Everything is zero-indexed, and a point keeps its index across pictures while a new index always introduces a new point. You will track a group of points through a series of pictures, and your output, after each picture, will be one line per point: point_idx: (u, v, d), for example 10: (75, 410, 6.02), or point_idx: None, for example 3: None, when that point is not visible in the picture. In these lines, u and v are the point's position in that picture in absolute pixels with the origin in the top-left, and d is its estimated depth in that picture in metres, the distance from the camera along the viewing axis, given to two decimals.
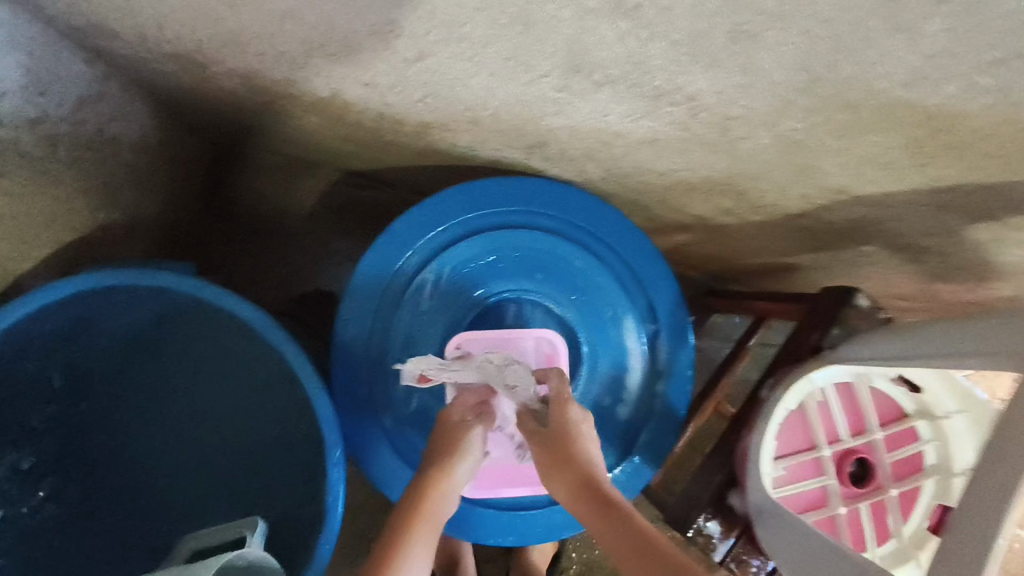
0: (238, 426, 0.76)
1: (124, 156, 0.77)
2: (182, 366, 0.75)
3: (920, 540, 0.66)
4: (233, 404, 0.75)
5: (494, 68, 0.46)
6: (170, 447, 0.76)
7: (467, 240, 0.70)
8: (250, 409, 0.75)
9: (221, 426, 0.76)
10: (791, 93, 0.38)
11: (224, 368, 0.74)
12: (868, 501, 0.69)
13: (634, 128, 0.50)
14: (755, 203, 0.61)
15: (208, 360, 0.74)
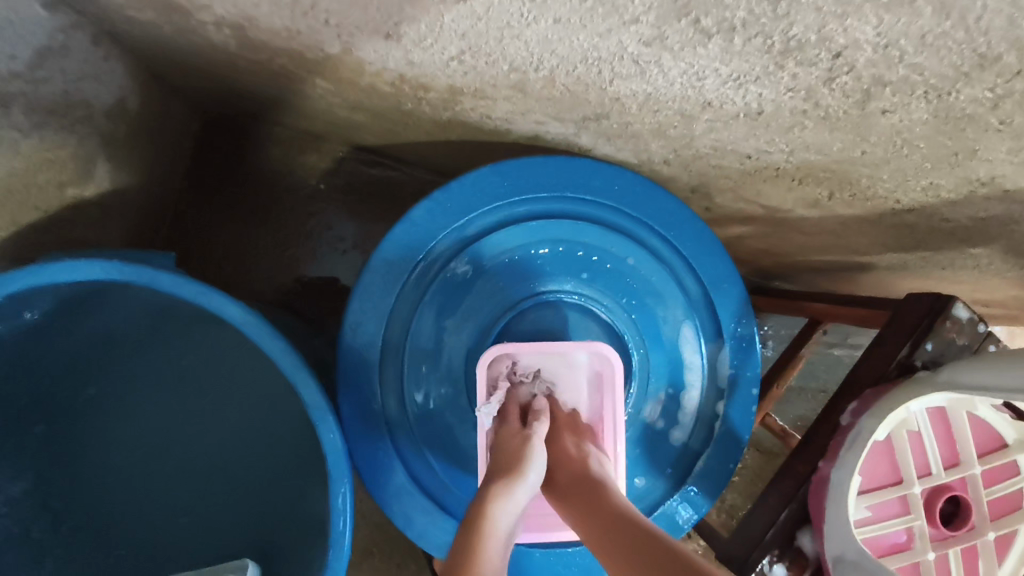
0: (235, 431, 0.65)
1: (99, 122, 0.65)
2: (171, 372, 0.65)
3: None
4: (233, 418, 0.65)
5: (562, 12, 0.35)
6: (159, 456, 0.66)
7: (499, 231, 0.59)
8: (253, 423, 0.65)
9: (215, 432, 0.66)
10: (1000, 45, 0.27)
11: (223, 371, 0.65)
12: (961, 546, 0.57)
13: (732, 97, 0.39)
14: (854, 194, 0.51)
15: (204, 362, 0.65)
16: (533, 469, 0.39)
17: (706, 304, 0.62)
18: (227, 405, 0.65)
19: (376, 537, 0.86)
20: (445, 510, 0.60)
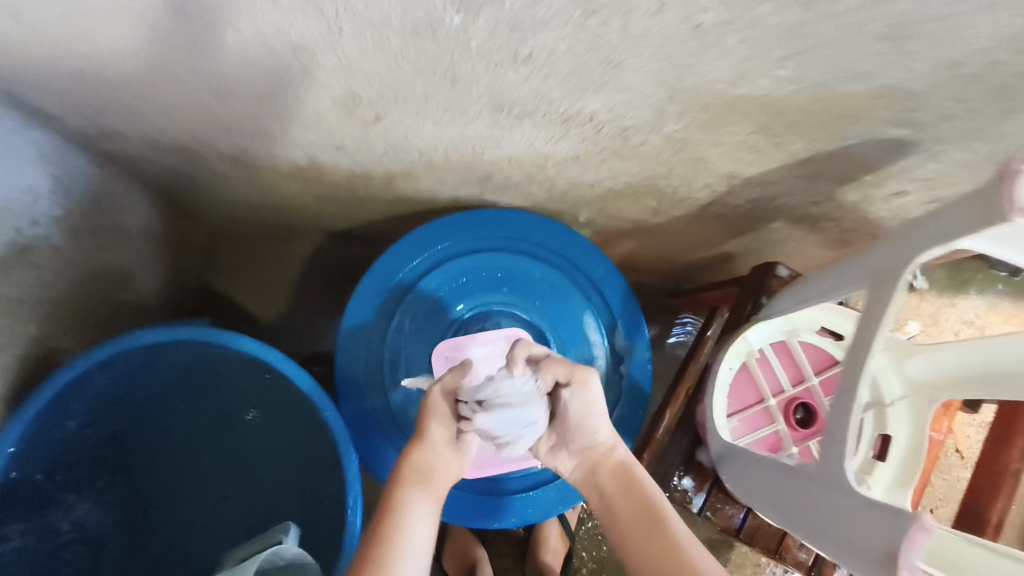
0: (256, 447, 0.83)
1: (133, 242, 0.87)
2: (209, 419, 0.83)
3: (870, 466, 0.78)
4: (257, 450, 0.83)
5: (437, 117, 0.58)
6: (198, 474, 0.84)
7: (439, 267, 0.81)
8: (273, 452, 0.82)
9: (241, 449, 0.84)
10: (661, 102, 0.50)
11: (246, 411, 0.82)
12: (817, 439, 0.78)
13: (558, 149, 0.62)
14: (673, 199, 0.74)
15: (234, 413, 0.82)
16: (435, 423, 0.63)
17: (601, 296, 0.84)
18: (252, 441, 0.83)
19: None
20: None
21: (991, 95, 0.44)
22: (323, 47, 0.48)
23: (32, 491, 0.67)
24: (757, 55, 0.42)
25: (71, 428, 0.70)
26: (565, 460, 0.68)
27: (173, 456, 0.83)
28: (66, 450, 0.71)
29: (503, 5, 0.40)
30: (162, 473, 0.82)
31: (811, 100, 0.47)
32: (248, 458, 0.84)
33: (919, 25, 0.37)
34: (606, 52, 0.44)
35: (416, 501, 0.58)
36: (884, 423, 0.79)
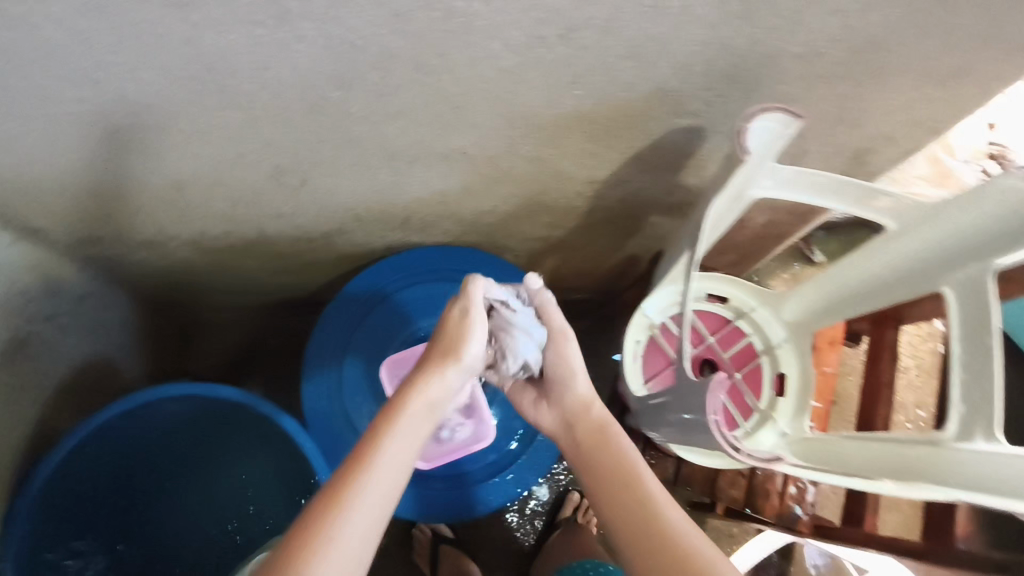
0: (256, 508, 0.87)
1: None
2: (203, 486, 0.88)
3: (772, 403, 0.91)
4: (242, 494, 0.88)
5: (350, 176, 0.74)
6: (200, 532, 0.87)
7: (381, 306, 0.96)
8: (262, 511, 0.87)
9: (243, 510, 0.88)
10: (507, 131, 0.67)
11: (253, 468, 0.88)
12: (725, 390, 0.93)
13: (451, 185, 0.79)
14: (561, 212, 0.90)
15: (217, 461, 0.88)
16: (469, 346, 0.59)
17: None
18: (245, 502, 0.88)
19: None
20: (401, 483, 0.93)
21: (728, 82, 0.62)
22: (246, 133, 0.64)
23: (57, 513, 0.76)
24: (555, 82, 0.59)
25: (101, 464, 0.80)
26: (545, 411, 0.76)
27: (178, 517, 0.87)
28: (92, 484, 0.80)
29: (367, 79, 0.57)
30: (169, 526, 0.87)
31: (609, 109, 0.64)
32: (248, 519, 0.87)
33: (648, 43, 0.55)
34: (451, 99, 0.61)
35: (418, 413, 0.56)
36: (778, 364, 0.93)
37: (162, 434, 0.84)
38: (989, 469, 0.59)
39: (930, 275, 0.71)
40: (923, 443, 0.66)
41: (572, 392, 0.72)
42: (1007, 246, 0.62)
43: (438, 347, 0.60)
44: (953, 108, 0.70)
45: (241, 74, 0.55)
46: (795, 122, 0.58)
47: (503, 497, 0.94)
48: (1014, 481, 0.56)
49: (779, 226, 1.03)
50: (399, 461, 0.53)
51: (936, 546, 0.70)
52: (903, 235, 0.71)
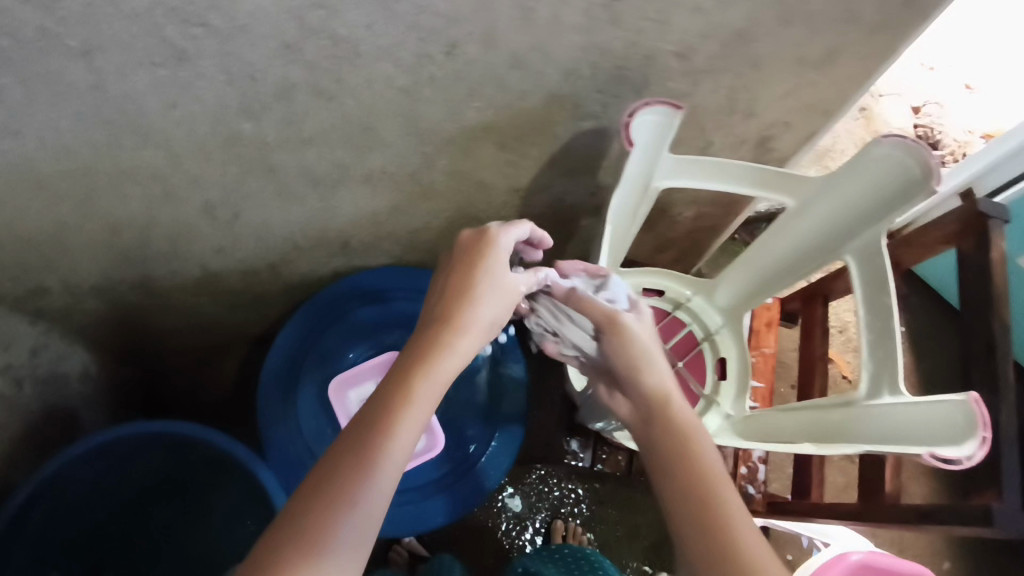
0: (231, 547, 0.86)
1: None
2: (188, 518, 0.89)
3: (715, 388, 0.94)
4: (206, 526, 0.88)
5: (280, 203, 0.78)
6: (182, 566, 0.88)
7: (331, 330, 0.97)
8: (234, 550, 0.85)
9: (219, 547, 0.87)
10: (420, 146, 0.71)
11: (230, 506, 0.86)
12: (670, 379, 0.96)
13: (380, 204, 0.82)
14: (494, 222, 0.94)
15: (201, 498, 0.88)
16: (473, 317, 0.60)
17: None
18: (221, 539, 0.87)
19: None
20: None
21: (616, 82, 0.66)
22: (170, 171, 0.68)
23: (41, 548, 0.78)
24: (452, 96, 0.63)
25: (82, 500, 0.81)
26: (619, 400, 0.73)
27: (165, 547, 0.89)
28: (77, 517, 0.82)
29: (273, 109, 0.61)
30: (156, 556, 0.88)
31: (511, 117, 0.69)
32: (224, 556, 0.86)
33: (529, 53, 0.59)
34: (358, 121, 0.65)
35: (429, 382, 0.55)
36: (717, 349, 0.96)
37: (120, 472, 0.83)
38: (893, 420, 0.63)
39: (834, 246, 0.76)
40: (839, 406, 0.71)
41: (642, 376, 0.66)
42: (892, 209, 0.67)
43: (453, 305, 0.61)
44: (834, 89, 0.75)
45: (153, 113, 0.59)
46: (677, 112, 0.63)
47: (461, 506, 0.96)
48: (915, 430, 0.60)
49: (709, 218, 1.08)
50: (403, 449, 0.52)
51: (868, 503, 0.73)
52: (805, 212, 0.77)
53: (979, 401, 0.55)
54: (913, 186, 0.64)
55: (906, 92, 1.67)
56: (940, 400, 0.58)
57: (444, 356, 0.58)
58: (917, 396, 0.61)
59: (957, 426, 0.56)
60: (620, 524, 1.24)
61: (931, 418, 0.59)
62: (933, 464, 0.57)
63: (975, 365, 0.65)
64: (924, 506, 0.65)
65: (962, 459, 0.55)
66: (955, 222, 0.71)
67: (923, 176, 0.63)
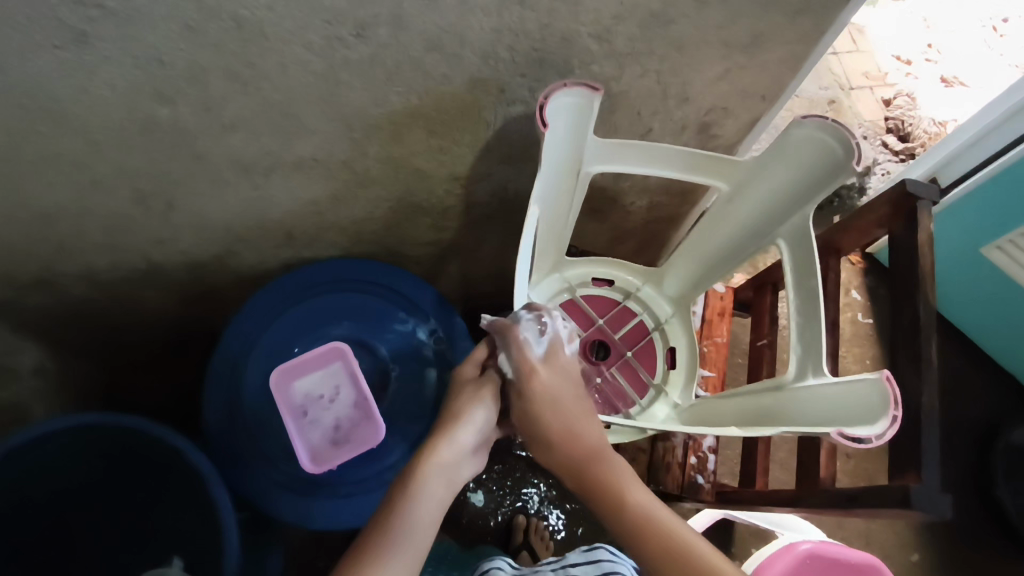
0: (173, 535, 0.84)
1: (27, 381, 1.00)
2: (128, 507, 0.86)
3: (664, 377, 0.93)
4: (143, 515, 0.85)
5: (215, 192, 0.78)
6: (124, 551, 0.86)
7: (277, 322, 0.95)
8: (176, 538, 0.84)
9: (161, 536, 0.85)
10: (347, 133, 0.71)
11: (171, 499, 0.83)
12: (621, 369, 0.94)
13: (317, 192, 0.82)
14: (439, 211, 0.94)
15: (140, 488, 0.84)
16: (465, 426, 0.66)
17: (414, 305, 0.99)
18: (163, 528, 0.85)
19: None
20: (308, 494, 0.91)
21: (539, 66, 0.66)
22: (95, 157, 0.67)
23: None
24: (371, 81, 0.63)
25: (11, 493, 0.77)
26: None
27: (106, 533, 0.87)
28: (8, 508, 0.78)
29: (188, 94, 0.60)
30: (96, 540, 0.86)
31: (435, 101, 0.68)
32: (166, 546, 0.84)
33: (443, 36, 0.59)
34: (279, 106, 0.64)
35: (427, 484, 0.60)
36: (667, 338, 0.96)
37: (58, 466, 0.79)
38: (816, 400, 0.63)
39: (770, 229, 0.76)
40: (772, 390, 0.71)
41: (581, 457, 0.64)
42: (817, 192, 0.68)
43: (443, 426, 0.66)
44: (765, 74, 0.75)
45: (64, 96, 0.58)
46: (595, 93, 0.64)
47: None
48: (836, 410, 0.60)
49: (663, 208, 1.08)
50: (415, 539, 0.57)
51: (802, 489, 0.72)
52: (741, 196, 0.76)
53: (891, 379, 0.54)
54: (835, 168, 0.65)
55: (876, 85, 1.66)
56: (858, 380, 0.57)
57: (441, 448, 0.63)
58: (837, 377, 0.60)
59: (873, 405, 0.55)
60: (584, 519, 1.23)
61: (851, 398, 0.58)
62: (842, 443, 0.55)
63: (901, 346, 0.64)
64: (850, 491, 0.64)
65: (871, 439, 0.54)
66: (886, 206, 0.71)
67: (844, 157, 0.63)
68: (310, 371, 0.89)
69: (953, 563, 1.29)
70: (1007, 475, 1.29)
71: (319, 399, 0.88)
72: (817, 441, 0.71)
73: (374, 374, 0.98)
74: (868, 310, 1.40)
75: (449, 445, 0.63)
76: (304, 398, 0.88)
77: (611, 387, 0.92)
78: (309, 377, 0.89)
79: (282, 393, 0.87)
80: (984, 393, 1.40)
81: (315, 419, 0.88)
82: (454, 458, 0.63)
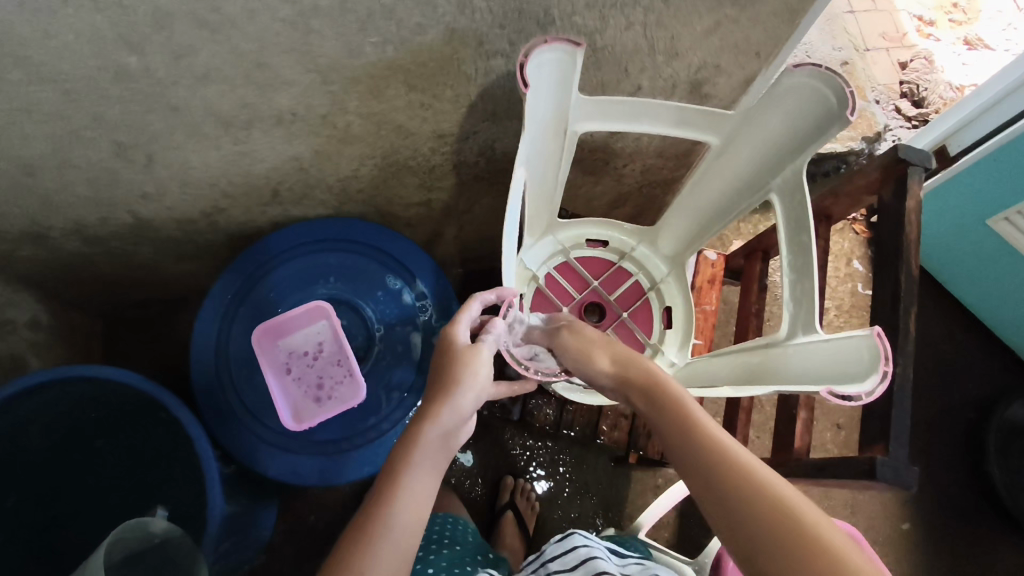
0: (163, 485, 0.86)
1: (21, 333, 1.01)
2: (120, 460, 0.87)
3: (661, 337, 0.92)
4: (133, 466, 0.87)
5: (195, 146, 0.77)
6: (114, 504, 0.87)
7: (263, 280, 0.96)
8: (165, 488, 0.85)
9: (152, 486, 0.86)
10: (323, 86, 0.69)
11: (161, 449, 0.85)
12: (616, 329, 0.92)
13: (299, 148, 0.81)
14: (425, 171, 0.92)
15: (132, 440, 0.86)
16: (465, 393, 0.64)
17: (398, 264, 0.98)
18: (153, 478, 0.86)
19: (312, 547, 1.13)
20: (292, 450, 0.92)
21: (518, 16, 0.64)
22: (69, 108, 0.66)
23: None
24: (345, 30, 0.61)
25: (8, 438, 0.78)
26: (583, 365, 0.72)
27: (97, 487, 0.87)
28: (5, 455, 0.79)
29: (155, 42, 0.59)
30: (86, 495, 0.86)
31: (412, 54, 0.66)
32: (156, 496, 0.86)
33: None
34: (250, 57, 0.63)
35: (427, 447, 0.59)
36: (663, 298, 0.94)
37: (50, 412, 0.80)
38: (807, 355, 0.60)
39: (763, 181, 0.72)
40: (765, 347, 0.68)
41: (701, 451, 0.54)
42: (811, 144, 0.64)
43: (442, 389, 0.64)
44: (758, 29, 0.72)
45: (28, 43, 0.57)
46: (577, 50, 0.61)
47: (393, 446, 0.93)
48: (826, 365, 0.57)
49: (658, 172, 1.05)
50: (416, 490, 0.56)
51: (777, 458, 0.72)
52: (734, 149, 0.72)
53: (882, 335, 0.51)
54: (830, 118, 0.61)
55: (893, 47, 1.57)
56: (849, 337, 0.54)
57: (442, 413, 0.61)
58: (828, 334, 0.57)
59: (863, 361, 0.53)
60: (570, 480, 1.25)
61: (842, 355, 0.55)
62: (830, 402, 0.52)
63: (881, 317, 0.63)
64: (820, 461, 0.63)
65: (860, 396, 0.51)
66: (876, 172, 0.68)
67: (838, 106, 0.59)
68: (298, 327, 0.89)
69: (942, 533, 1.29)
70: (999, 449, 1.28)
71: (301, 358, 0.89)
72: (793, 410, 0.70)
73: (358, 334, 0.97)
74: (868, 281, 1.37)
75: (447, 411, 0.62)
76: (291, 352, 0.89)
77: None
78: (297, 332, 0.90)
79: (266, 353, 0.88)
80: (983, 367, 1.39)
81: (302, 372, 0.89)
82: (452, 424, 0.62)
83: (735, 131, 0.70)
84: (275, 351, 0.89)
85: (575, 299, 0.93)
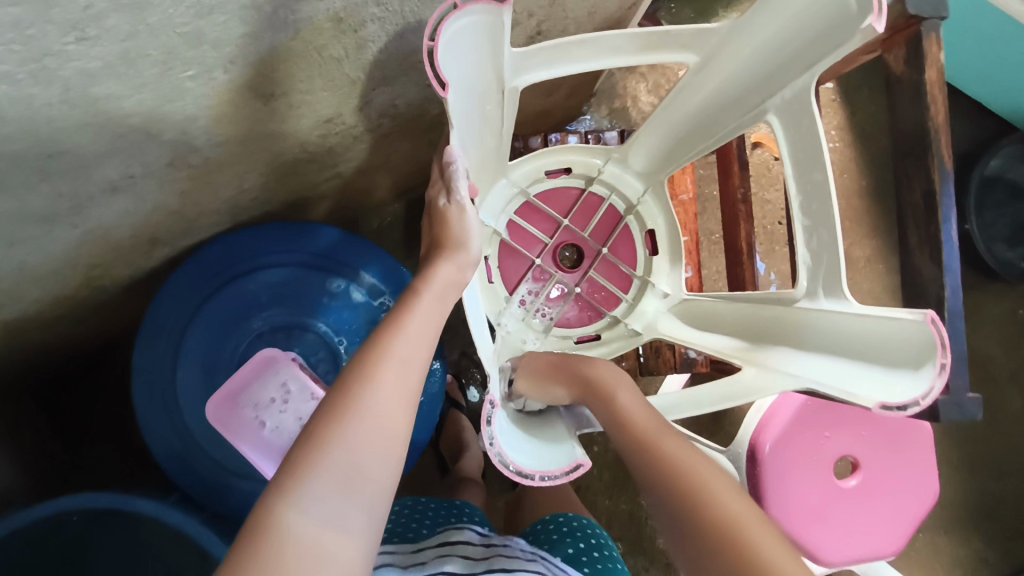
0: None
1: None
2: None
3: (648, 266, 0.84)
4: None
5: (28, 250, 0.58)
6: None
7: (190, 331, 0.83)
8: None
9: None
10: (154, 138, 0.50)
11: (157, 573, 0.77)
12: (599, 267, 0.85)
13: (159, 197, 0.62)
14: (324, 153, 0.74)
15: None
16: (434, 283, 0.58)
17: (331, 260, 0.86)
18: None
19: None
20: None
21: None
22: None
23: None
24: (143, 79, 0.42)
25: None
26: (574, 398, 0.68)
27: None
28: None
29: None
30: None
31: (252, 66, 0.47)
32: None
33: None
34: (34, 153, 0.43)
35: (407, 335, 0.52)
36: (643, 220, 0.85)
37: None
38: (839, 327, 0.57)
39: (758, 92, 0.63)
40: (778, 304, 0.64)
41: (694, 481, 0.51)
42: (819, 52, 0.55)
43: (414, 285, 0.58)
44: None
45: None
46: (501, 7, 0.49)
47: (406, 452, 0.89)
48: (865, 344, 0.54)
49: None
50: (379, 413, 0.45)
51: None
52: (715, 61, 0.63)
53: (937, 319, 0.47)
54: (842, 21, 0.52)
55: None
56: (894, 318, 0.50)
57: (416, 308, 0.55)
58: (864, 308, 0.54)
59: (916, 346, 0.49)
60: None
61: (887, 338, 0.52)
62: (886, 415, 0.50)
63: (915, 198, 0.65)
64: None
65: (918, 401, 0.48)
66: None
67: (858, 10, 0.50)
68: (252, 380, 0.78)
69: None
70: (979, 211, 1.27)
71: (264, 406, 0.77)
72: None
73: (321, 353, 0.86)
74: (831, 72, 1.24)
75: (424, 305, 0.55)
76: (255, 401, 0.77)
77: (592, 288, 0.85)
78: (255, 388, 0.79)
79: (229, 424, 0.77)
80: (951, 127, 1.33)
81: (272, 419, 0.76)
82: (431, 315, 0.55)
83: (714, 47, 0.62)
84: (237, 412, 0.77)
85: (548, 244, 0.84)
